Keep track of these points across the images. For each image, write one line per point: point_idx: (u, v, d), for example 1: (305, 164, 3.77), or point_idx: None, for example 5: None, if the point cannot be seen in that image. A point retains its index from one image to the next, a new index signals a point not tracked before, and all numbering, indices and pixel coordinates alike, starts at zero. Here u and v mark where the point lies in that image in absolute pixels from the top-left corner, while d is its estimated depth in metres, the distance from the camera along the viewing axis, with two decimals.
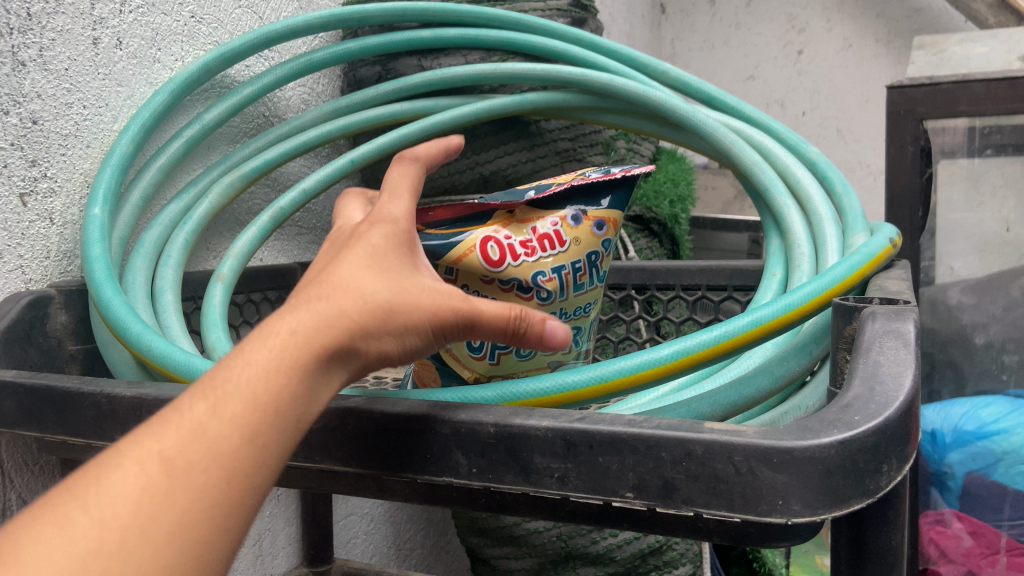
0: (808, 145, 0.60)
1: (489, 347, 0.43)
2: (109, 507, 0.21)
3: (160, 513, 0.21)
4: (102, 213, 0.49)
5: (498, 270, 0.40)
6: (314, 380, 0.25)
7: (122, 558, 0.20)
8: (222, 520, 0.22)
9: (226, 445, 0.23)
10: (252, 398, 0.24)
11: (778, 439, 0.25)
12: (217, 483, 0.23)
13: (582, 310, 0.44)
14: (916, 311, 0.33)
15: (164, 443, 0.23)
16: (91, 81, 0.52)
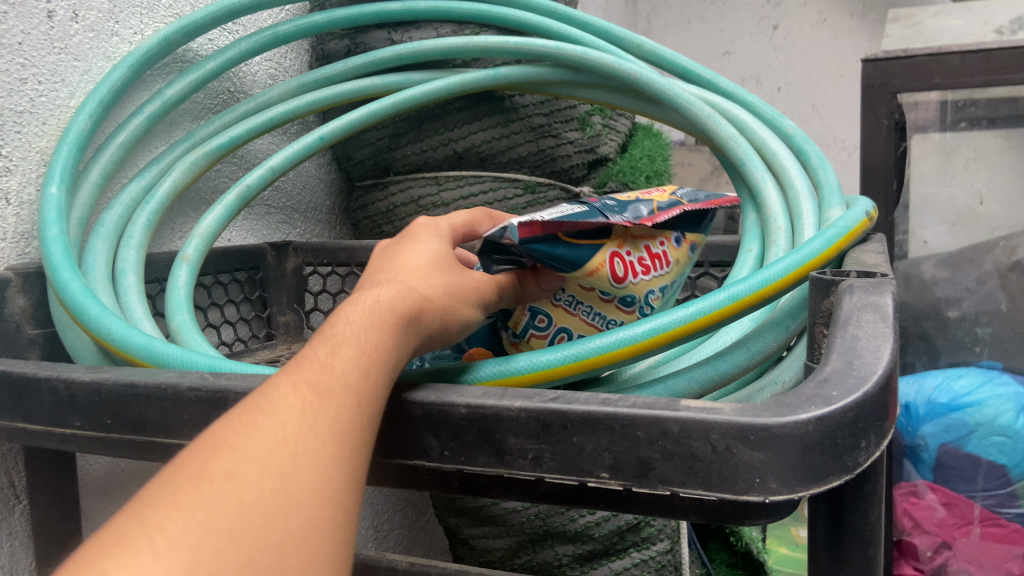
0: (784, 118, 0.60)
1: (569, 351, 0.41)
2: (279, 415, 0.22)
3: (322, 417, 0.22)
4: (59, 193, 0.47)
5: (625, 287, 0.38)
6: (413, 333, 0.28)
7: (302, 454, 0.21)
8: (367, 439, 0.23)
9: (359, 372, 0.24)
10: (373, 334, 0.26)
11: (755, 416, 0.24)
12: (358, 402, 0.24)
13: (656, 308, 0.44)
14: (894, 283, 0.32)
15: (313, 367, 0.24)
16: (46, 56, 0.50)
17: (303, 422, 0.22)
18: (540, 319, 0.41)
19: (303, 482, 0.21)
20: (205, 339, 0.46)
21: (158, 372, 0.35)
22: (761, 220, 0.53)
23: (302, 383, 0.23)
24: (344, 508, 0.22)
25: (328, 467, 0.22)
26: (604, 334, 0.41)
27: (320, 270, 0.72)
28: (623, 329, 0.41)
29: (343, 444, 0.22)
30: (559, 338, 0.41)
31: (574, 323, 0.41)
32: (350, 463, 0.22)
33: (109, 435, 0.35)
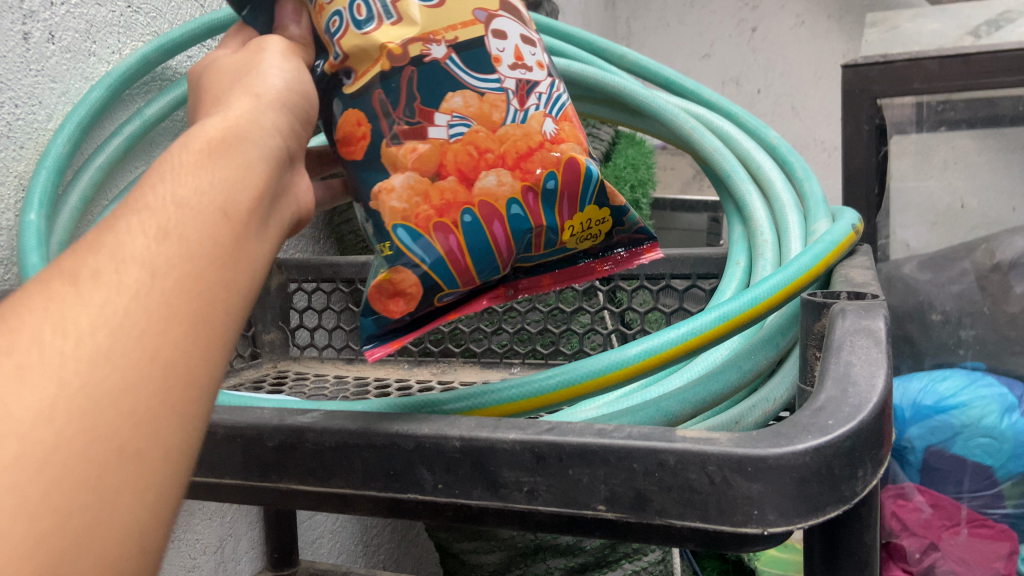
0: (768, 129, 0.60)
1: (380, 7, 0.32)
2: (22, 318, 0.18)
3: (78, 308, 0.18)
4: (39, 219, 0.46)
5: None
6: (232, 159, 0.23)
7: (105, 357, 0.18)
8: (173, 324, 0.19)
9: (153, 232, 0.20)
10: (172, 194, 0.21)
11: (752, 447, 0.24)
12: (153, 276, 0.19)
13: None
14: (885, 304, 0.32)
15: (85, 250, 0.20)
16: (23, 78, 0.49)
17: (48, 321, 0.18)
18: (332, 23, 0.33)
19: (32, 398, 0.17)
20: None
21: None
22: (748, 233, 0.53)
23: (58, 278, 0.19)
24: (122, 417, 0.18)
25: (88, 365, 0.17)
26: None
27: (305, 286, 0.71)
28: None
29: (114, 331, 0.18)
30: (364, 14, 0.32)
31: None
32: (131, 356, 0.18)
33: None
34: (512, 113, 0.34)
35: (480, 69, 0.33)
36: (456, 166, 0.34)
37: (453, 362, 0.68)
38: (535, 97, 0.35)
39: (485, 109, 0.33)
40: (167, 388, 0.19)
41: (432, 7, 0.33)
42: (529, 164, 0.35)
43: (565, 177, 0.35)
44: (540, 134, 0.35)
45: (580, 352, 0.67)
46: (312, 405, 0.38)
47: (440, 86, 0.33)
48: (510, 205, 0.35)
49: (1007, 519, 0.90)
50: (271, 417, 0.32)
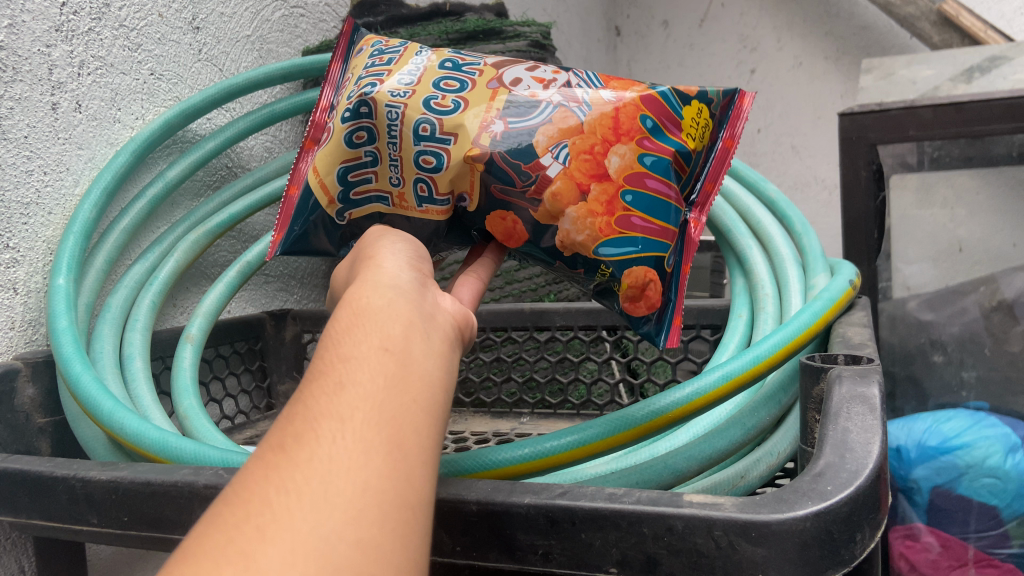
0: (767, 183, 0.62)
1: (435, 140, 0.39)
2: (244, 489, 0.18)
3: (290, 465, 0.19)
4: (67, 283, 0.48)
5: (334, 139, 0.40)
6: (373, 308, 0.25)
7: (329, 491, 0.18)
8: (372, 456, 0.20)
9: (332, 388, 0.21)
10: (337, 351, 0.23)
11: (755, 513, 0.26)
12: (343, 420, 0.20)
13: (443, 66, 0.41)
14: (879, 370, 0.34)
15: (279, 427, 0.20)
16: (51, 147, 0.52)
17: (269, 484, 0.18)
18: (423, 188, 0.40)
19: (276, 551, 0.16)
20: (212, 423, 0.47)
21: (174, 468, 0.35)
22: (750, 286, 0.55)
23: (266, 452, 0.20)
24: (354, 548, 0.17)
25: (315, 510, 0.17)
26: (410, 110, 0.39)
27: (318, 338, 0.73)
28: (396, 92, 0.39)
29: (328, 476, 0.18)
30: (433, 159, 0.39)
31: (411, 150, 0.39)
32: (348, 493, 0.18)
33: (125, 532, 0.36)
34: (581, 111, 0.40)
35: (529, 115, 0.39)
36: (588, 176, 0.40)
37: (464, 412, 0.70)
38: (578, 90, 0.41)
39: (563, 125, 0.39)
40: (388, 516, 0.19)
41: (461, 115, 0.39)
42: (622, 129, 0.40)
43: (651, 110, 0.40)
44: (608, 104, 0.40)
45: (587, 401, 0.69)
46: None
47: (525, 142, 0.39)
48: (642, 159, 0.40)
49: (1016, 559, 0.85)
50: None
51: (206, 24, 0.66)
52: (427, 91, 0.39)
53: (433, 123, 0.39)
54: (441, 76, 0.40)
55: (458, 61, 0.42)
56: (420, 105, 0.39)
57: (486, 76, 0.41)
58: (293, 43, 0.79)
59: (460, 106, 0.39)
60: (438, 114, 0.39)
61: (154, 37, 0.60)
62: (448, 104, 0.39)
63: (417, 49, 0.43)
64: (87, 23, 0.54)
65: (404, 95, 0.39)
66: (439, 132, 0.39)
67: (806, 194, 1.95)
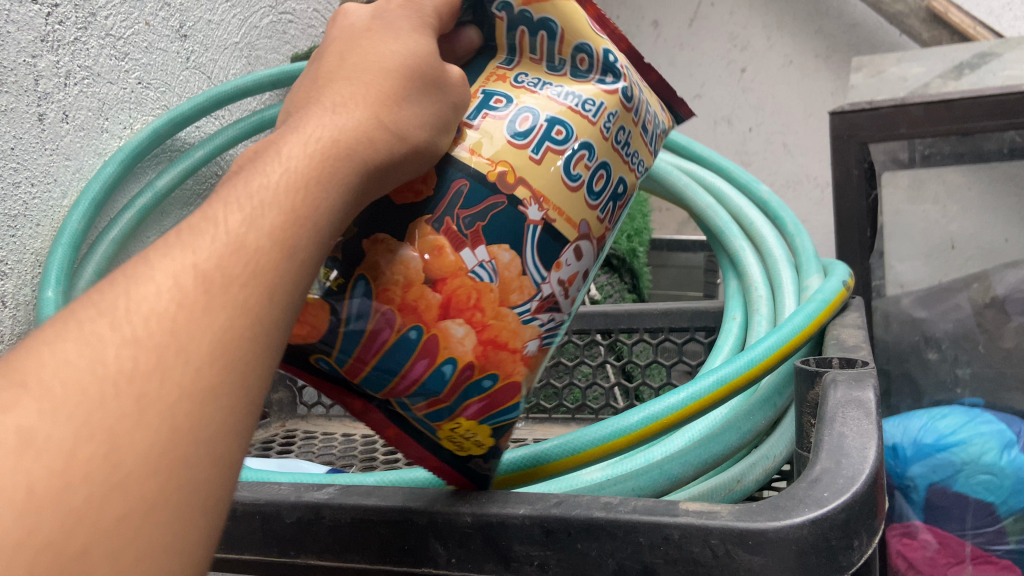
0: (759, 183, 0.61)
1: (538, 137, 0.30)
2: (145, 320, 0.18)
3: (202, 325, 0.19)
4: (55, 296, 0.48)
5: (598, 36, 0.32)
6: (348, 176, 0.24)
7: (219, 386, 0.19)
8: (263, 358, 0.20)
9: (278, 249, 0.21)
10: (306, 209, 0.23)
11: (753, 521, 0.26)
12: (269, 300, 0.21)
13: (619, 184, 0.33)
14: (874, 373, 0.34)
15: (216, 245, 0.20)
16: (39, 158, 0.51)
17: (170, 340, 0.18)
18: (495, 101, 0.31)
19: (144, 445, 0.17)
20: None
21: None
22: (744, 288, 0.55)
23: (185, 276, 0.19)
24: (215, 465, 0.18)
25: (198, 406, 0.18)
26: (584, 127, 0.31)
27: None
28: (608, 121, 0.31)
29: (227, 363, 0.19)
30: (523, 129, 0.30)
31: (537, 101, 0.31)
32: (232, 396, 0.19)
33: None
34: (524, 317, 0.30)
35: (541, 268, 0.30)
36: (449, 297, 0.29)
37: None
38: (547, 323, 0.31)
39: (508, 285, 0.30)
40: (248, 420, 0.20)
41: (569, 190, 0.31)
42: (495, 353, 0.30)
43: (501, 390, 0.30)
44: (521, 350, 0.30)
45: (582, 405, 0.69)
46: (326, 478, 0.39)
47: (506, 236, 0.29)
48: (445, 365, 0.29)
49: (1013, 556, 0.85)
50: (288, 493, 0.33)
51: (194, 31, 0.66)
52: (603, 156, 0.31)
53: (559, 141, 0.30)
54: (613, 177, 0.32)
55: (621, 204, 0.33)
56: (583, 140, 0.31)
57: (600, 229, 0.32)
58: (281, 50, 0.79)
59: (575, 183, 0.31)
60: (568, 161, 0.30)
61: (141, 45, 0.60)
62: (575, 173, 0.31)
63: (647, 162, 0.35)
64: (74, 33, 0.53)
65: (605, 131, 0.31)
66: (553, 147, 0.30)
67: (799, 192, 1.96)
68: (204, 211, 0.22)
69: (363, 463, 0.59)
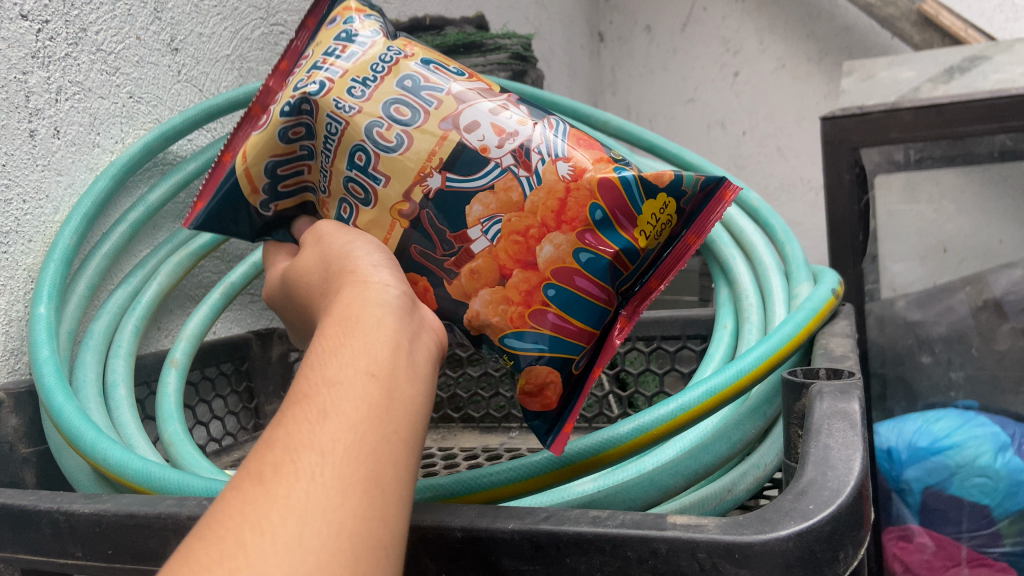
0: (749, 191, 0.62)
1: (365, 178, 0.41)
2: (223, 524, 0.20)
3: (268, 503, 0.20)
4: (48, 311, 0.48)
5: (270, 130, 0.42)
6: (358, 336, 0.26)
7: (306, 533, 0.20)
8: (348, 492, 0.21)
9: (308, 420, 0.23)
10: (323, 376, 0.24)
11: (738, 534, 0.25)
12: (323, 455, 0.22)
13: (403, 81, 0.41)
14: (860, 384, 0.35)
15: (257, 455, 0.22)
16: (30, 174, 0.52)
17: (247, 521, 0.20)
18: (343, 210, 0.42)
19: None
20: (197, 449, 0.48)
21: (157, 500, 0.34)
22: (733, 295, 0.55)
23: (247, 480, 0.21)
24: None
25: (288, 556, 0.19)
26: (348, 138, 0.41)
27: None
28: (342, 105, 0.41)
29: (302, 513, 0.20)
30: (362, 191, 0.41)
31: (340, 168, 0.42)
32: (322, 536, 0.20)
33: (109, 566, 0.35)
34: (528, 185, 0.39)
35: (475, 175, 0.39)
36: (513, 260, 0.40)
37: (454, 428, 0.71)
38: (536, 154, 0.39)
39: (504, 196, 0.39)
40: (355, 549, 0.20)
41: (400, 155, 0.40)
42: (567, 212, 0.39)
43: (606, 202, 0.38)
44: (561, 181, 0.39)
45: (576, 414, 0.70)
46: None
47: (462, 203, 0.40)
48: (578, 254, 0.39)
49: (1010, 557, 0.85)
50: None
51: (185, 45, 0.66)
52: (375, 114, 0.40)
53: (365, 159, 0.41)
54: (390, 93, 0.41)
55: (422, 76, 0.41)
56: (360, 131, 0.40)
57: (446, 104, 0.40)
58: (273, 61, 0.79)
59: (404, 142, 0.40)
60: (377, 144, 0.40)
61: (132, 59, 0.60)
62: (391, 139, 0.40)
63: (383, 46, 0.42)
64: (64, 49, 0.53)
65: (348, 112, 0.41)
66: (368, 167, 0.41)
67: (792, 195, 1.97)
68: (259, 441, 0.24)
69: None
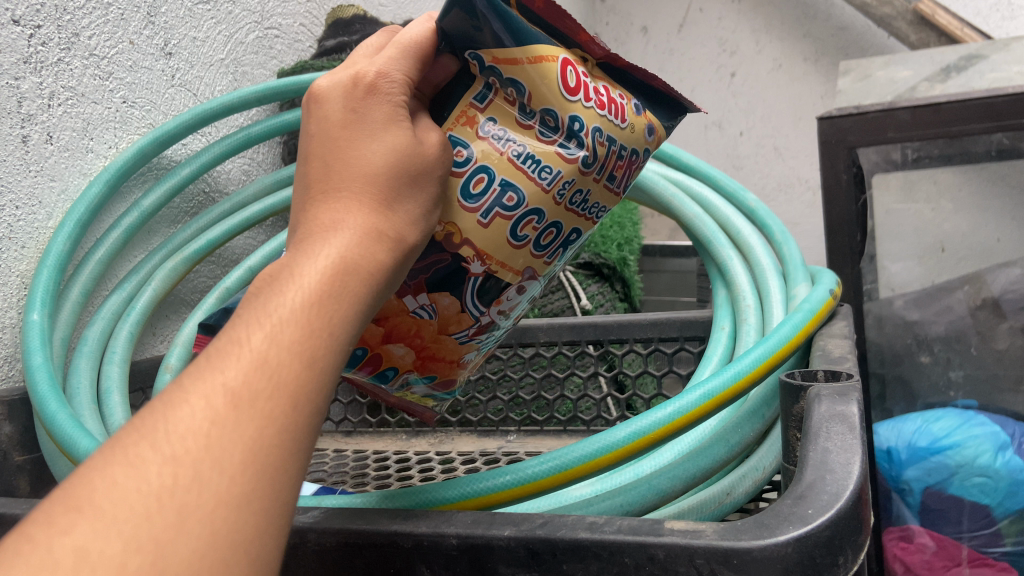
0: (746, 192, 0.62)
1: (488, 203, 0.33)
2: (181, 439, 0.20)
3: (233, 438, 0.20)
4: (41, 318, 0.48)
5: (567, 104, 0.33)
6: (362, 291, 0.26)
7: (255, 488, 0.20)
8: (296, 463, 0.22)
9: (297, 363, 0.23)
10: (321, 317, 0.24)
11: (736, 540, 0.25)
12: (294, 408, 0.22)
13: (572, 231, 0.36)
14: (858, 387, 0.34)
15: (239, 366, 0.22)
16: (23, 180, 0.51)
17: (208, 452, 0.20)
18: (458, 151, 0.33)
19: (188, 550, 0.18)
20: None
21: None
22: (732, 297, 0.55)
23: (217, 394, 0.21)
24: (250, 563, 0.20)
25: (235, 513, 0.19)
26: (536, 196, 0.33)
27: None
28: (562, 187, 0.33)
29: (259, 468, 0.20)
30: (480, 190, 0.33)
31: (497, 161, 0.33)
32: (265, 500, 0.20)
33: None
34: (461, 339, 0.38)
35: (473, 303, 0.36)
36: (396, 330, 0.36)
37: (451, 431, 0.70)
38: (484, 335, 0.38)
39: (449, 320, 0.36)
40: (281, 521, 0.21)
41: (515, 248, 0.34)
42: (430, 364, 0.38)
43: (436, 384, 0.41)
44: (457, 360, 0.39)
45: (574, 417, 0.70)
46: (310, 500, 0.38)
47: (450, 283, 0.35)
48: (391, 369, 0.38)
49: (1011, 557, 0.85)
50: None
51: (179, 49, 0.66)
52: (552, 219, 0.34)
53: (509, 207, 0.33)
54: (565, 230, 0.35)
55: (570, 245, 0.37)
56: (531, 206, 0.33)
57: (539, 271, 0.36)
58: (268, 65, 0.79)
59: (519, 242, 0.34)
60: (515, 225, 0.34)
61: (126, 64, 0.59)
62: (523, 233, 0.34)
63: (610, 203, 0.37)
64: (57, 54, 0.53)
65: (559, 194, 0.33)
66: (505, 212, 0.33)
67: (790, 195, 1.97)
68: (230, 332, 0.23)
69: (354, 479, 0.59)
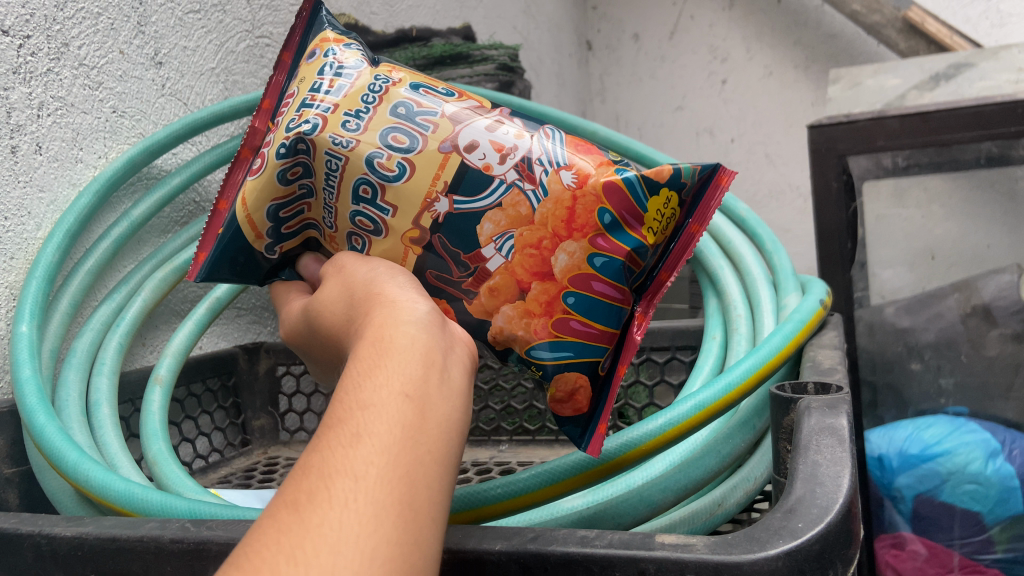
0: (737, 201, 0.62)
1: (374, 209, 0.39)
2: (259, 555, 0.19)
3: (303, 533, 0.19)
4: (30, 330, 0.48)
5: (268, 172, 0.39)
6: (385, 353, 0.25)
7: (342, 559, 0.19)
8: (384, 516, 0.20)
9: (343, 446, 0.21)
10: (352, 399, 0.23)
11: (727, 554, 0.25)
12: (357, 478, 0.21)
13: (397, 109, 0.39)
14: (848, 399, 0.34)
15: (290, 483, 0.21)
16: (12, 191, 0.51)
17: (283, 548, 0.19)
18: (355, 242, 0.40)
19: None
20: (182, 468, 0.47)
21: (140, 522, 0.34)
22: (722, 306, 0.55)
23: (281, 507, 0.20)
24: None
25: None
26: (353, 170, 0.38)
27: (293, 370, 0.73)
28: (339, 141, 0.38)
29: (337, 540, 0.19)
30: (369, 223, 0.39)
31: (345, 212, 0.40)
32: (359, 561, 0.19)
33: None
34: (530, 195, 0.38)
35: (479, 195, 0.38)
36: (530, 273, 0.38)
37: None
38: (538, 166, 0.38)
39: (512, 213, 0.38)
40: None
41: (405, 184, 0.38)
42: (577, 221, 0.37)
43: (613, 203, 0.37)
44: (567, 191, 0.37)
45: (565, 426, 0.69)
46: None
47: (472, 222, 0.38)
48: (592, 259, 0.37)
49: (1002, 565, 0.85)
50: None
51: (170, 58, 0.65)
52: (374, 145, 0.38)
53: (372, 189, 0.39)
54: (387, 120, 0.39)
55: (414, 102, 0.39)
56: (361, 168, 0.38)
57: (441, 126, 0.39)
58: (259, 74, 0.79)
59: (406, 172, 0.38)
60: (379, 175, 0.38)
61: (116, 74, 0.59)
62: (393, 169, 0.38)
63: (370, 78, 0.40)
64: (46, 64, 0.53)
65: (346, 147, 0.38)
66: (376, 200, 0.39)
67: (782, 202, 1.97)
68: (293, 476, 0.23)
69: None
